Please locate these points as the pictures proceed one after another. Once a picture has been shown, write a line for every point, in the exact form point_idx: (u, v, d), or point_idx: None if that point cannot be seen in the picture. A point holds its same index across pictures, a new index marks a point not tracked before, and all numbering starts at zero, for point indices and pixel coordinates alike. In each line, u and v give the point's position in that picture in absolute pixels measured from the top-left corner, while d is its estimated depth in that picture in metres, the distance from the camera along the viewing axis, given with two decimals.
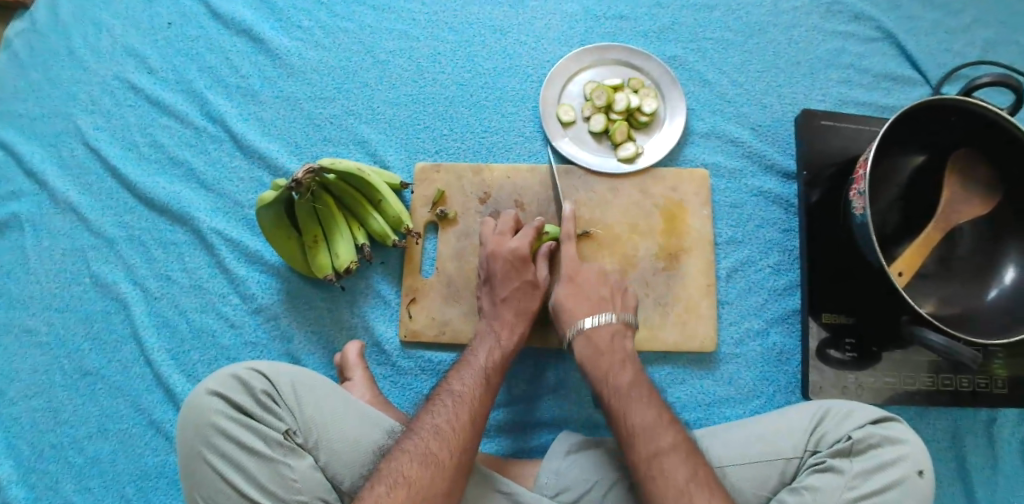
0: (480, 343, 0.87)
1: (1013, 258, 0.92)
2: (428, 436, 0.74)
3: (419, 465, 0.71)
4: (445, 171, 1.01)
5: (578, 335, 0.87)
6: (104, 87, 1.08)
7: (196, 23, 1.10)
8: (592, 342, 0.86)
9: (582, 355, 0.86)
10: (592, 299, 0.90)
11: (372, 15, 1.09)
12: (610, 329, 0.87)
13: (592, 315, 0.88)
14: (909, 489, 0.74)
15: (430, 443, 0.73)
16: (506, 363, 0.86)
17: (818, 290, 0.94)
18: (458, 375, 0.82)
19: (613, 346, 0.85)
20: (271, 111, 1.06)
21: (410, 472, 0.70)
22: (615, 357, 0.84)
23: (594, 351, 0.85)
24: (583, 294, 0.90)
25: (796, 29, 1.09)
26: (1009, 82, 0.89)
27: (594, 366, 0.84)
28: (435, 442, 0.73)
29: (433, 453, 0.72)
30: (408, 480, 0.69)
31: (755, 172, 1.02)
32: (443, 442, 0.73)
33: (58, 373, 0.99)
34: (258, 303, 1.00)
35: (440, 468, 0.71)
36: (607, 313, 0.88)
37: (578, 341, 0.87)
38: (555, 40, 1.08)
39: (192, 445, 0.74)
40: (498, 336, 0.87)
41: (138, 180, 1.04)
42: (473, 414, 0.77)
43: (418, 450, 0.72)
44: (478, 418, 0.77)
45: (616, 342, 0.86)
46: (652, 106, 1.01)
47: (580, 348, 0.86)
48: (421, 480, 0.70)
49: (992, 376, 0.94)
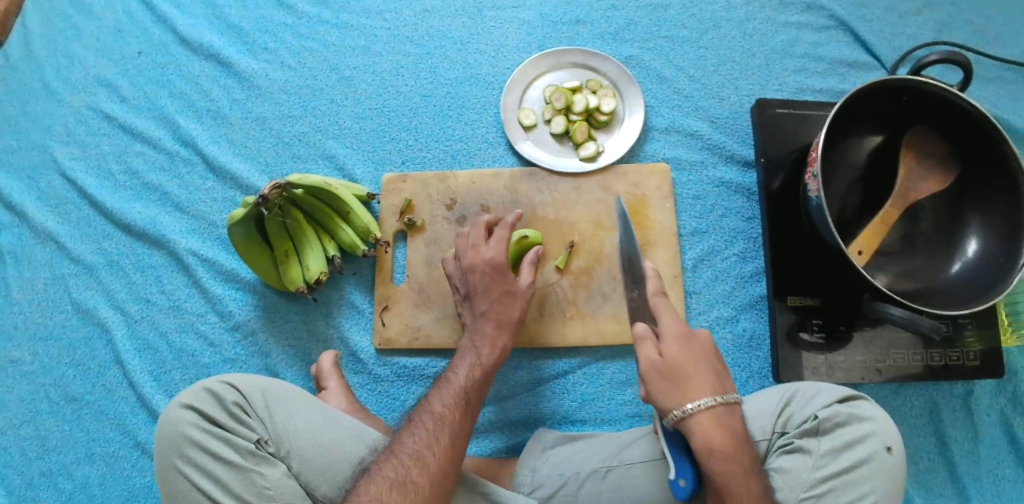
0: (460, 360, 0.85)
1: (974, 230, 0.93)
2: (404, 462, 0.73)
3: (393, 489, 0.70)
4: (412, 180, 1.03)
5: (707, 413, 0.71)
6: (80, 118, 1.11)
7: (165, 51, 1.14)
8: (726, 431, 0.71)
9: (715, 446, 0.69)
10: (711, 368, 0.74)
11: (335, 34, 1.13)
12: (734, 409, 0.73)
13: (719, 393, 0.72)
14: (875, 468, 0.73)
15: (405, 468, 0.72)
16: (489, 377, 0.84)
17: (782, 274, 0.95)
18: (433, 396, 0.80)
19: (738, 431, 0.72)
20: (242, 132, 1.09)
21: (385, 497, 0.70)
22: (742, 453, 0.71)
23: (733, 447, 0.70)
24: (701, 364, 0.74)
25: (749, 22, 1.11)
26: (956, 59, 0.91)
27: (725, 465, 0.69)
28: (411, 467, 0.72)
29: (406, 477, 0.71)
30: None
31: (715, 163, 1.04)
32: (420, 467, 0.72)
33: (44, 400, 1.01)
34: (235, 320, 1.02)
35: (413, 492, 0.71)
36: (732, 393, 0.74)
37: (703, 418, 0.70)
38: (513, 48, 1.11)
39: (168, 458, 0.75)
40: (478, 352, 0.85)
41: (115, 206, 1.06)
42: (452, 434, 0.76)
43: (390, 475, 0.71)
44: (456, 435, 0.76)
45: (738, 425, 0.73)
46: (611, 105, 1.03)
47: (710, 433, 0.70)
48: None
49: (966, 349, 0.94)
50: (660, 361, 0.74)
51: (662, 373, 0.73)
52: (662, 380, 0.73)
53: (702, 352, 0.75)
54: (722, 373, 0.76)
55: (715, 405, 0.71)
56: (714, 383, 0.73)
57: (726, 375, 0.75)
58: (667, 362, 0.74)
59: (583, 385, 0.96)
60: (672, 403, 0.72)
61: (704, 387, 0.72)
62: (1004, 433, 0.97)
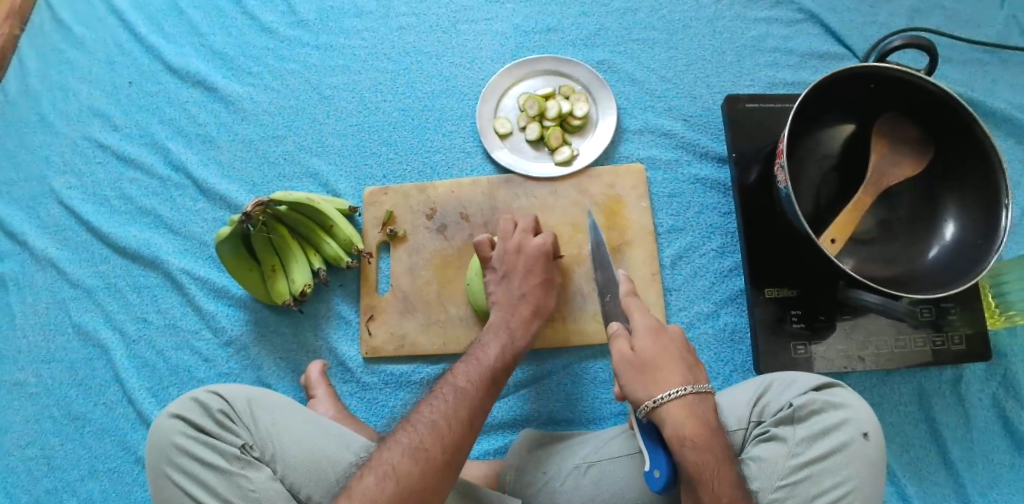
0: (490, 341, 0.89)
1: (951, 214, 0.93)
2: (399, 454, 0.71)
3: (385, 481, 0.69)
4: (393, 192, 1.06)
5: (677, 402, 0.72)
6: (76, 148, 1.17)
7: (155, 80, 1.19)
8: (698, 419, 0.72)
9: (686, 434, 0.71)
10: (680, 359, 0.77)
11: (316, 55, 1.16)
12: (705, 399, 0.74)
13: (688, 384, 0.74)
14: (852, 454, 0.74)
15: (400, 460, 0.71)
16: (513, 360, 0.87)
17: (759, 266, 0.95)
18: (444, 389, 0.79)
19: (709, 425, 0.73)
20: (229, 154, 1.14)
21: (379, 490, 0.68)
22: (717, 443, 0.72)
23: (704, 436, 0.71)
24: (670, 355, 0.77)
25: (719, 20, 1.13)
26: (920, 43, 0.91)
27: (698, 455, 0.70)
28: (406, 458, 0.71)
29: (400, 468, 0.70)
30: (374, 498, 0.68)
31: (690, 161, 1.06)
32: (415, 458, 0.71)
33: (48, 420, 1.05)
34: (228, 335, 1.05)
35: (403, 487, 0.69)
36: (702, 383, 0.75)
37: (672, 408, 0.72)
38: (488, 59, 1.13)
39: (157, 466, 0.78)
40: (512, 337, 0.89)
41: (112, 231, 1.11)
42: (455, 425, 0.75)
43: (386, 467, 0.70)
44: (455, 427, 0.74)
45: (711, 416, 0.74)
46: (583, 109, 1.05)
47: (680, 421, 0.72)
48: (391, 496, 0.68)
49: (950, 334, 0.94)
50: (631, 353, 0.76)
51: (633, 365, 0.75)
52: (633, 371, 0.75)
53: (671, 344, 0.78)
54: (694, 366, 0.78)
55: (685, 394, 0.73)
56: (682, 373, 0.75)
57: (696, 367, 0.78)
58: (639, 355, 0.76)
59: (567, 386, 0.98)
60: (644, 394, 0.74)
61: (675, 377, 0.74)
62: (997, 417, 0.95)
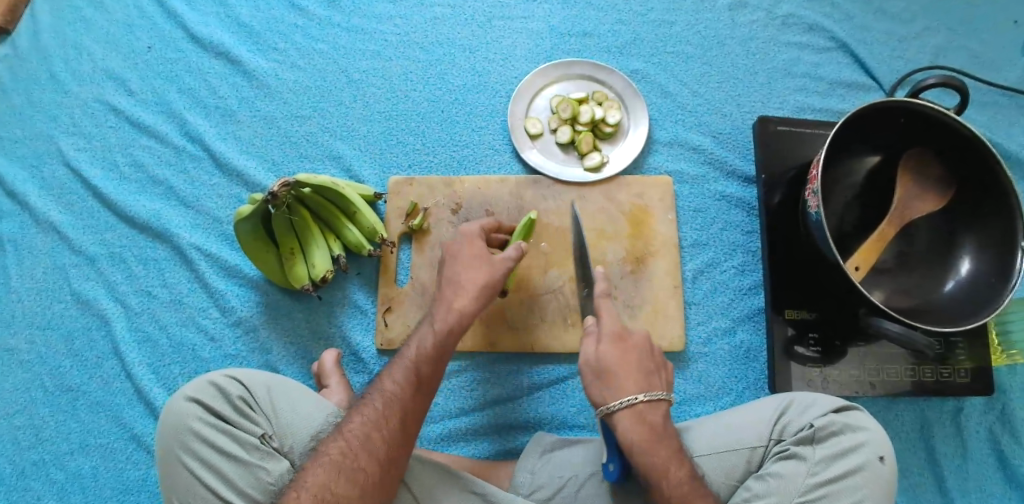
0: (416, 333, 0.85)
1: (967, 252, 0.95)
2: (361, 447, 0.73)
3: (340, 476, 0.71)
4: (418, 184, 1.04)
5: (628, 410, 0.75)
6: (87, 110, 1.13)
7: (175, 47, 1.15)
8: (646, 425, 0.75)
9: (634, 440, 0.74)
10: (640, 367, 0.78)
11: (346, 37, 1.14)
12: (658, 407, 0.76)
13: (643, 391, 0.76)
14: (868, 476, 0.75)
15: (360, 455, 0.73)
16: (447, 348, 0.83)
17: (778, 288, 0.97)
18: (397, 363, 0.82)
19: (665, 431, 0.76)
20: (249, 130, 1.11)
21: (332, 484, 0.70)
22: (670, 446, 0.75)
23: (651, 441, 0.74)
24: (630, 362, 0.78)
25: (752, 41, 1.14)
26: (953, 83, 0.94)
27: (646, 458, 0.73)
28: (362, 455, 0.73)
29: (350, 463, 0.72)
30: (320, 491, 0.69)
31: (716, 177, 1.07)
32: (371, 455, 0.73)
33: (40, 390, 1.01)
34: (237, 316, 1.02)
35: (373, 459, 0.73)
36: (657, 390, 0.77)
37: (622, 416, 0.75)
38: (522, 57, 1.13)
39: (171, 450, 0.77)
40: (434, 321, 0.84)
41: (120, 199, 1.08)
42: (377, 420, 0.76)
43: (332, 460, 0.72)
44: (400, 418, 0.77)
45: (665, 422, 0.76)
46: (616, 117, 1.05)
47: (630, 428, 0.75)
48: (325, 490, 0.70)
49: (957, 367, 0.96)
50: (594, 358, 0.79)
51: (594, 372, 0.78)
52: (594, 378, 0.78)
53: (635, 351, 0.79)
54: (654, 372, 0.79)
55: (636, 403, 0.75)
56: (640, 380, 0.77)
57: (656, 373, 0.79)
58: (600, 360, 0.78)
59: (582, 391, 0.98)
60: (601, 400, 0.77)
61: (630, 385, 0.77)
62: (993, 450, 0.98)
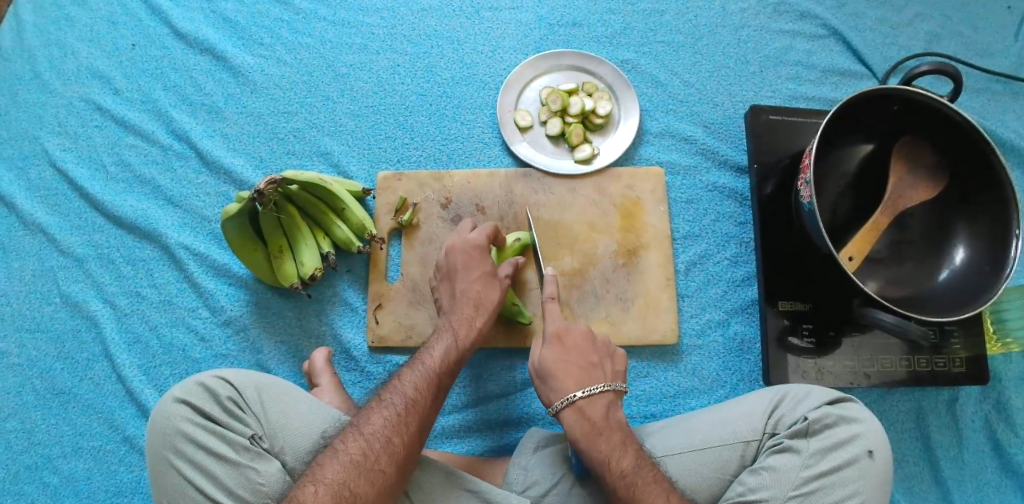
0: (436, 339, 0.86)
1: (961, 240, 0.94)
2: (382, 449, 0.73)
3: (359, 476, 0.70)
4: (408, 178, 1.03)
5: (569, 407, 0.80)
6: (72, 109, 1.12)
7: (160, 44, 1.14)
8: (585, 418, 0.80)
9: (577, 435, 0.79)
10: (581, 364, 0.84)
11: (332, 31, 1.13)
12: (598, 400, 0.81)
13: (582, 387, 0.82)
14: (861, 469, 0.75)
15: (380, 456, 0.72)
16: (464, 359, 0.85)
17: (773, 278, 0.96)
18: (416, 365, 0.82)
19: (608, 422, 0.80)
20: (236, 127, 1.09)
21: (351, 483, 0.70)
22: (614, 436, 0.78)
23: (589, 432, 0.78)
24: (574, 361, 0.84)
25: (744, 29, 1.12)
26: (946, 69, 0.93)
27: (590, 450, 0.77)
28: (384, 455, 0.72)
29: (370, 463, 0.71)
30: (337, 489, 0.69)
31: (709, 168, 1.05)
32: (391, 456, 0.73)
33: (31, 393, 1.00)
34: (227, 315, 1.01)
35: (393, 461, 0.73)
36: (598, 384, 0.82)
37: (566, 413, 0.80)
38: (510, 49, 1.11)
39: (159, 452, 0.76)
40: (456, 333, 0.86)
41: (107, 199, 1.06)
42: (398, 423, 0.75)
43: (352, 459, 0.71)
44: (419, 424, 0.77)
45: (609, 414, 0.81)
46: (606, 108, 1.04)
47: (572, 424, 0.80)
48: (344, 488, 0.69)
49: (952, 356, 0.96)
50: (539, 363, 0.84)
51: (541, 376, 0.84)
52: (541, 382, 0.84)
53: (576, 350, 0.85)
54: (597, 367, 0.84)
55: (576, 400, 0.81)
56: (580, 377, 0.83)
57: (598, 368, 0.84)
58: (544, 364, 0.84)
59: None
60: (548, 401, 0.83)
61: (569, 385, 0.82)
62: (988, 439, 0.98)
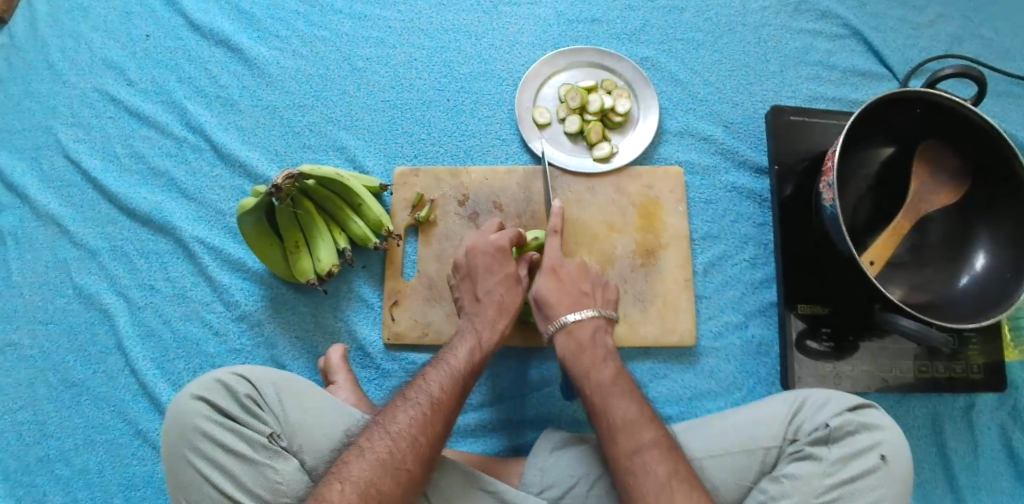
0: (460, 340, 0.85)
1: (983, 246, 0.94)
2: (408, 448, 0.72)
3: (386, 474, 0.70)
4: (425, 175, 1.02)
5: (562, 332, 0.84)
6: (85, 100, 1.11)
7: (175, 35, 1.13)
8: (575, 337, 0.84)
9: (564, 354, 0.83)
10: (575, 292, 0.87)
11: (348, 24, 1.11)
12: (589, 323, 0.85)
13: (574, 311, 0.85)
14: (884, 476, 0.75)
15: (406, 455, 0.72)
16: (486, 361, 0.85)
17: (793, 281, 0.96)
18: (441, 365, 0.82)
19: (595, 341, 0.83)
20: (251, 120, 1.08)
21: (378, 481, 0.69)
22: (597, 353, 0.82)
23: (577, 351, 0.82)
24: (567, 289, 0.87)
25: (764, 28, 1.11)
26: (970, 72, 0.92)
27: (576, 364, 0.81)
28: (409, 455, 0.72)
29: (397, 462, 0.71)
30: (364, 487, 0.69)
31: (728, 168, 1.05)
32: (417, 455, 0.73)
33: (43, 385, 1.00)
34: (241, 310, 1.01)
35: (419, 461, 0.73)
36: (589, 309, 0.86)
37: (559, 336, 0.85)
38: (529, 44, 1.10)
39: (176, 449, 0.76)
40: (480, 335, 0.86)
41: (121, 191, 1.06)
42: (424, 422, 0.75)
43: (379, 458, 0.71)
44: (444, 424, 0.76)
45: (598, 337, 0.84)
46: (626, 106, 1.03)
47: (563, 344, 0.84)
48: (370, 486, 0.69)
49: (969, 362, 0.96)
50: (536, 293, 0.88)
51: (537, 305, 0.88)
52: (538, 310, 0.88)
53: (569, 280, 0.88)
54: (590, 295, 0.88)
55: (568, 323, 0.84)
56: (574, 303, 0.86)
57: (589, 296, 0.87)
58: (540, 294, 0.88)
59: None
60: (543, 325, 0.87)
61: (564, 308, 0.86)
62: (1003, 445, 0.98)
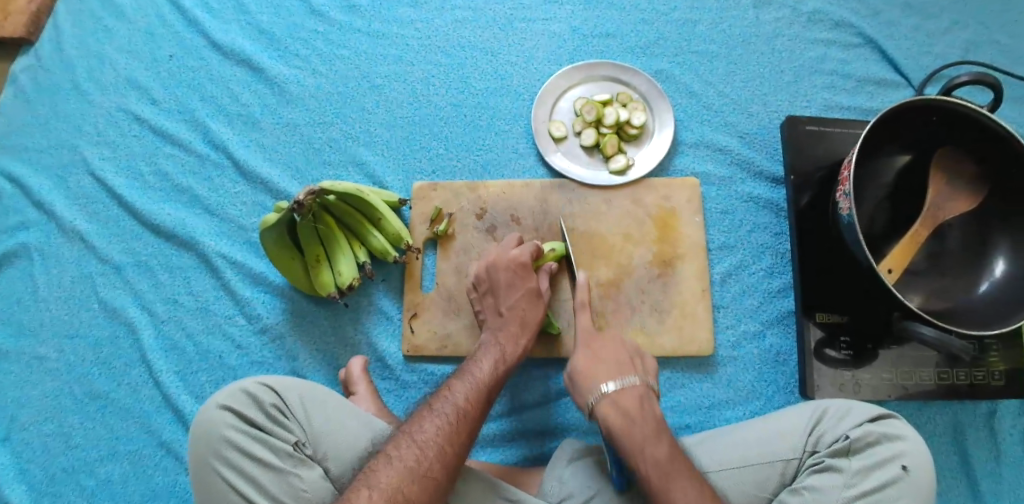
0: (484, 353, 0.87)
1: (1002, 252, 0.94)
2: (435, 456, 0.73)
3: (413, 482, 0.71)
4: (443, 189, 1.04)
5: (602, 400, 0.81)
6: (110, 118, 1.14)
7: (198, 55, 1.16)
8: (621, 409, 0.80)
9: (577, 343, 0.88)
10: (613, 361, 0.85)
11: (367, 42, 1.14)
12: (632, 390, 0.81)
13: (614, 379, 0.82)
14: (907, 486, 0.75)
15: (434, 462, 0.73)
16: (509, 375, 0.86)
17: (812, 290, 0.96)
18: (464, 377, 0.83)
19: (643, 412, 0.79)
20: (272, 137, 1.11)
21: (405, 488, 0.70)
22: (648, 428, 0.78)
23: (625, 422, 0.78)
24: (604, 358, 0.85)
25: (778, 39, 1.12)
26: (986, 80, 0.92)
27: (623, 440, 0.77)
28: (436, 463, 0.73)
29: (424, 470, 0.72)
30: (392, 493, 0.70)
31: (744, 179, 1.05)
32: (443, 464, 0.73)
33: (70, 397, 1.02)
34: (263, 323, 1.02)
35: (446, 470, 0.73)
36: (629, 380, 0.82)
37: (585, 370, 0.85)
38: (544, 59, 1.11)
39: (203, 457, 0.77)
40: (503, 349, 0.87)
41: (145, 208, 1.08)
42: (451, 431, 0.76)
43: (406, 466, 0.72)
44: (470, 433, 0.77)
45: (644, 404, 0.80)
46: (641, 119, 1.04)
47: (606, 415, 0.80)
48: (398, 493, 0.70)
49: (990, 369, 0.95)
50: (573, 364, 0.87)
51: (574, 377, 0.86)
52: (576, 381, 0.85)
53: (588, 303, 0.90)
54: (631, 363, 0.85)
55: (608, 391, 0.81)
56: (612, 371, 0.84)
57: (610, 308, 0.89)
58: (577, 365, 0.86)
59: None
60: (583, 399, 0.84)
61: (603, 376, 0.83)
62: None
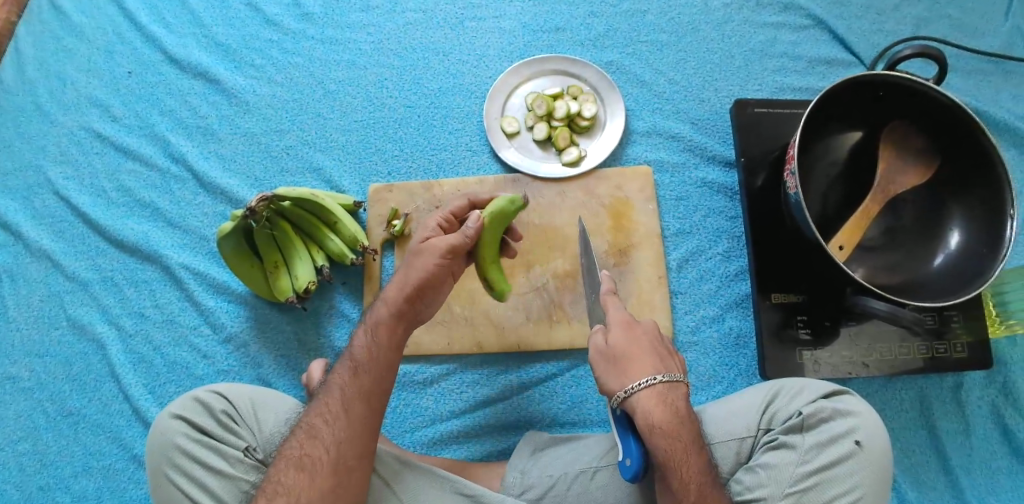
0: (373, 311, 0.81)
1: (958, 223, 0.93)
2: (313, 445, 0.72)
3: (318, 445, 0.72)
4: (398, 190, 1.05)
5: (647, 392, 0.72)
6: (73, 138, 1.15)
7: (156, 70, 1.17)
8: (670, 408, 0.72)
9: (612, 342, 0.76)
10: (653, 352, 0.76)
11: (321, 48, 1.15)
12: (677, 389, 0.74)
13: (660, 372, 0.74)
14: (858, 462, 0.74)
15: (327, 480, 0.70)
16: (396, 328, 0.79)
17: (766, 271, 0.96)
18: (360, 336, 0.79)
19: (677, 420, 0.72)
20: (230, 147, 1.12)
21: (310, 451, 0.72)
22: (686, 434, 0.72)
23: (674, 424, 0.71)
24: (644, 346, 0.76)
25: (727, 24, 1.12)
26: (929, 53, 0.92)
27: (668, 442, 0.71)
28: (338, 421, 0.73)
29: (326, 432, 0.73)
30: (299, 459, 0.71)
31: (698, 164, 1.06)
32: (343, 423, 0.73)
33: (42, 416, 1.03)
34: (227, 332, 1.03)
35: (342, 423, 0.73)
36: (666, 383, 0.73)
37: (632, 377, 0.73)
38: (496, 57, 1.12)
39: (158, 467, 0.78)
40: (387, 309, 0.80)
41: (108, 224, 1.09)
42: (340, 440, 0.72)
43: (312, 430, 0.73)
44: (356, 447, 0.72)
45: (685, 405, 0.74)
46: (592, 110, 1.04)
47: (650, 409, 0.72)
48: (304, 458, 0.71)
49: (953, 341, 0.94)
50: (605, 347, 0.76)
51: (606, 358, 0.76)
52: (606, 364, 0.76)
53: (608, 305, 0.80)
54: (669, 358, 0.77)
55: (656, 384, 0.73)
56: (656, 363, 0.75)
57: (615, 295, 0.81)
58: (611, 347, 0.76)
59: (572, 387, 0.97)
60: (616, 385, 0.74)
61: (646, 367, 0.74)
62: (996, 425, 0.96)
